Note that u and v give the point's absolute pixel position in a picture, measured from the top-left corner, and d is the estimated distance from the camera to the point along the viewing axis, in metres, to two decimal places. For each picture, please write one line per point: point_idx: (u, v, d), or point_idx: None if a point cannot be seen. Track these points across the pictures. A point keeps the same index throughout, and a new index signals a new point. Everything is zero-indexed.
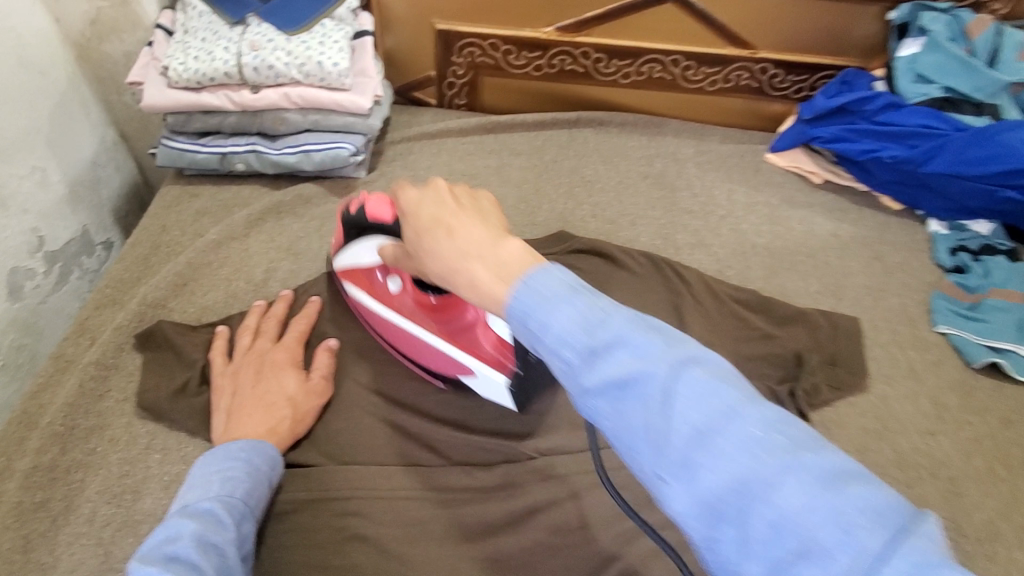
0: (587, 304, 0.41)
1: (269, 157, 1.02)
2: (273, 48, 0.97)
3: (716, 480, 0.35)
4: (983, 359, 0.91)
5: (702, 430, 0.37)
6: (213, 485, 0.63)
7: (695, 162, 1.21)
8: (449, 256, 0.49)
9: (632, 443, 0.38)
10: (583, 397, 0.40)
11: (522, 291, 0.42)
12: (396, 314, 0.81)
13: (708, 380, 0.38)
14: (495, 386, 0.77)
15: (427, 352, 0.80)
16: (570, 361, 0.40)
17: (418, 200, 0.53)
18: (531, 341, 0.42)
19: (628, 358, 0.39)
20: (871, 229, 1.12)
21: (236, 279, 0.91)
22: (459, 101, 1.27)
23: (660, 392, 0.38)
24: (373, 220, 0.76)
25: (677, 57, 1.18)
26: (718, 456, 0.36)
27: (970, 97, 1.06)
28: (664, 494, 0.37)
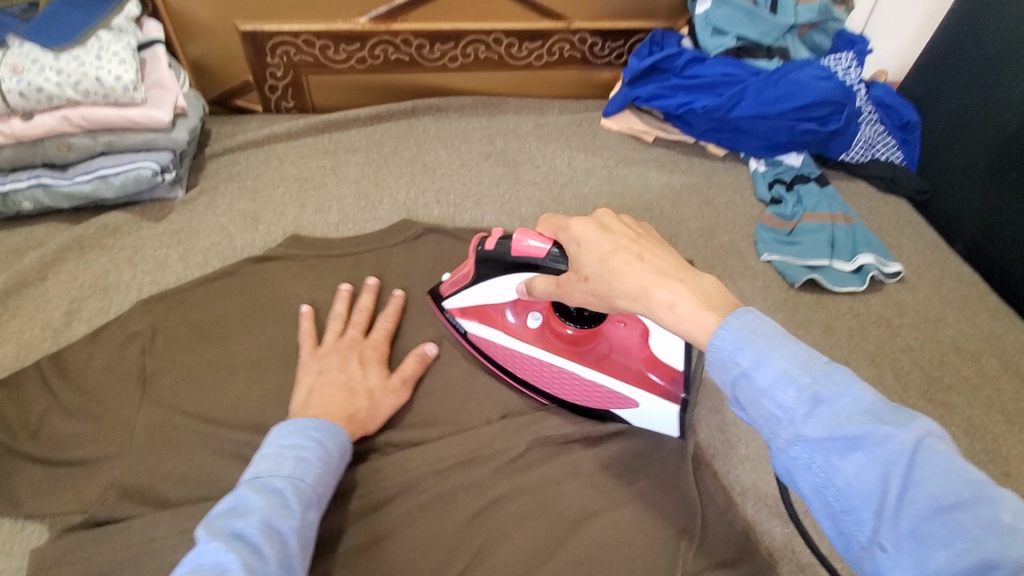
0: (810, 361, 0.47)
1: (59, 189, 0.91)
2: (39, 68, 0.87)
3: (942, 556, 0.39)
4: (802, 279, 1.00)
5: (939, 503, 0.40)
6: (286, 463, 0.58)
7: (535, 136, 1.23)
8: (644, 279, 0.57)
9: (849, 501, 0.43)
10: (797, 445, 0.45)
11: (733, 328, 0.50)
12: (529, 350, 0.80)
13: (946, 456, 0.41)
14: (662, 416, 0.74)
15: (564, 387, 0.78)
16: (784, 406, 0.46)
17: (591, 231, 0.62)
18: (733, 381, 0.49)
19: (855, 411, 0.44)
20: (700, 175, 1.20)
21: (30, 327, 0.80)
22: (287, 104, 1.22)
23: (889, 457, 0.42)
24: (523, 258, 0.70)
25: (499, 35, 1.20)
26: (943, 530, 0.39)
27: (760, 44, 1.17)
28: (880, 559, 0.42)
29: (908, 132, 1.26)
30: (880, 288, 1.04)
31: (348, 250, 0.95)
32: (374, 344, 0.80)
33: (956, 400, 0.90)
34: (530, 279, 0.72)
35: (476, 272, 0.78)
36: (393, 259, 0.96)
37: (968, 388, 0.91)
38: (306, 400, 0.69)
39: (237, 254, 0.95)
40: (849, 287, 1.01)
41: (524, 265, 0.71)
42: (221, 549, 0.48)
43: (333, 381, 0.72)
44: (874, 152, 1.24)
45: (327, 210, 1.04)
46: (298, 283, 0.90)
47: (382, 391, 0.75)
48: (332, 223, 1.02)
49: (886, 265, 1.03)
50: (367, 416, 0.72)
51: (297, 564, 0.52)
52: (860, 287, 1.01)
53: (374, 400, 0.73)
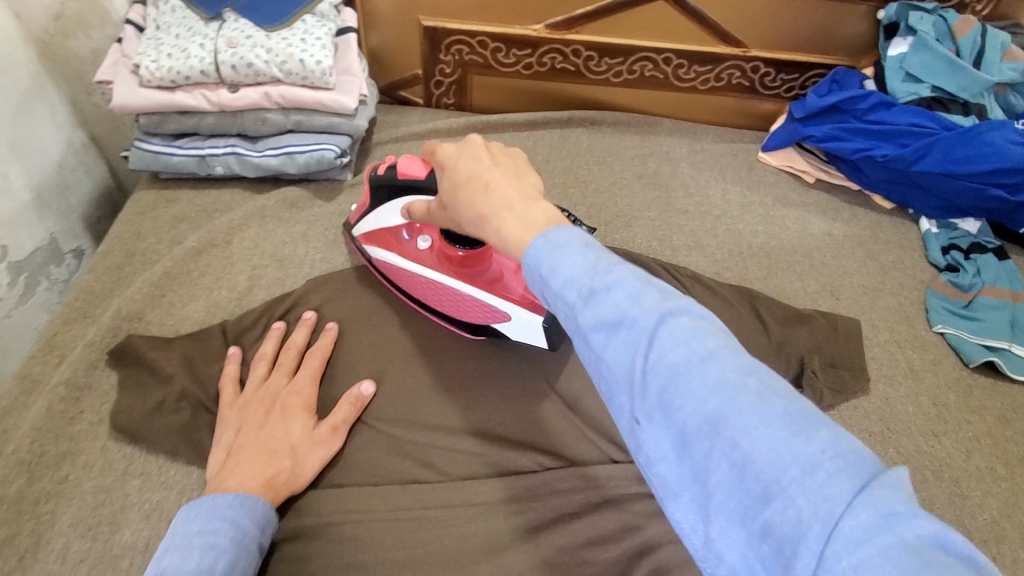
0: (594, 258, 0.43)
1: (250, 159, 0.97)
2: (252, 45, 0.92)
3: (685, 417, 0.37)
4: (980, 359, 0.91)
5: (684, 372, 0.38)
6: (192, 555, 0.54)
7: (689, 162, 1.19)
8: (485, 198, 0.55)
9: (614, 384, 0.41)
10: (580, 338, 0.42)
11: (539, 242, 0.46)
12: (425, 272, 0.81)
13: (694, 329, 0.39)
14: (529, 326, 0.75)
15: (448, 302, 0.80)
16: (571, 305, 0.43)
17: (454, 154, 0.60)
18: (541, 291, 0.46)
19: (623, 300, 0.41)
20: (865, 228, 1.12)
21: (218, 287, 0.86)
22: (447, 101, 1.24)
23: (643, 336, 0.40)
24: (403, 179, 0.73)
25: (669, 55, 1.17)
26: (687, 397, 0.37)
27: (956, 97, 1.08)
28: (641, 436, 0.39)
29: None
30: None
31: None
32: (299, 389, 0.73)
33: None
34: (416, 200, 0.73)
35: (372, 199, 0.80)
36: None
37: None
38: (224, 468, 0.64)
39: None
40: None
41: (407, 188, 0.73)
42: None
43: (258, 451, 0.66)
44: None
45: None
46: None
47: (307, 443, 0.69)
48: None
49: None
50: (292, 474, 0.66)
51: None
52: None
53: (298, 455, 0.67)
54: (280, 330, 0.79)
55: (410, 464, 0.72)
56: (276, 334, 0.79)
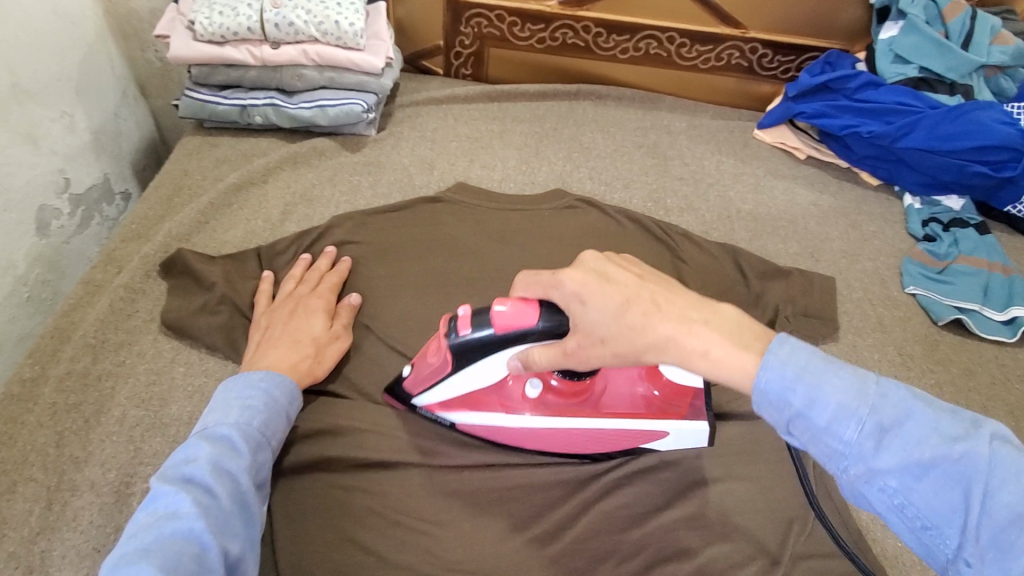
0: (862, 386, 0.48)
1: (286, 111, 1.07)
2: (293, 6, 1.03)
3: (1023, 558, 0.42)
4: (948, 318, 0.99)
5: (1020, 511, 0.44)
6: (232, 412, 0.64)
7: (688, 135, 1.28)
8: (667, 326, 0.53)
9: (923, 516, 0.46)
10: (871, 478, 0.47)
11: (774, 372, 0.49)
12: (534, 426, 0.74)
13: (1005, 457, 0.45)
14: (687, 435, 0.74)
15: (585, 442, 0.74)
16: (849, 442, 0.48)
17: (589, 282, 0.57)
18: (784, 418, 0.50)
19: (921, 432, 0.47)
20: (850, 200, 1.20)
21: (254, 218, 0.96)
22: (465, 71, 1.34)
23: (964, 471, 0.45)
24: (508, 332, 0.64)
25: (673, 34, 1.25)
26: (999, 532, 0.44)
27: (943, 77, 1.15)
28: (960, 569, 0.46)
29: None
30: None
31: (508, 209, 1.06)
32: (320, 299, 0.84)
33: None
34: (530, 350, 0.64)
35: (455, 363, 0.69)
36: (550, 221, 1.05)
37: None
38: (256, 351, 0.74)
39: (414, 193, 1.07)
40: (994, 337, 0.98)
41: (513, 339, 0.64)
42: (174, 493, 0.55)
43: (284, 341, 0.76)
44: None
45: (492, 167, 1.14)
46: (462, 228, 1.01)
47: (327, 339, 0.79)
48: (494, 180, 1.13)
49: None
50: (315, 363, 0.76)
51: (247, 497, 0.59)
52: (1007, 338, 0.98)
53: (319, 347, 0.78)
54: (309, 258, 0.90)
55: None
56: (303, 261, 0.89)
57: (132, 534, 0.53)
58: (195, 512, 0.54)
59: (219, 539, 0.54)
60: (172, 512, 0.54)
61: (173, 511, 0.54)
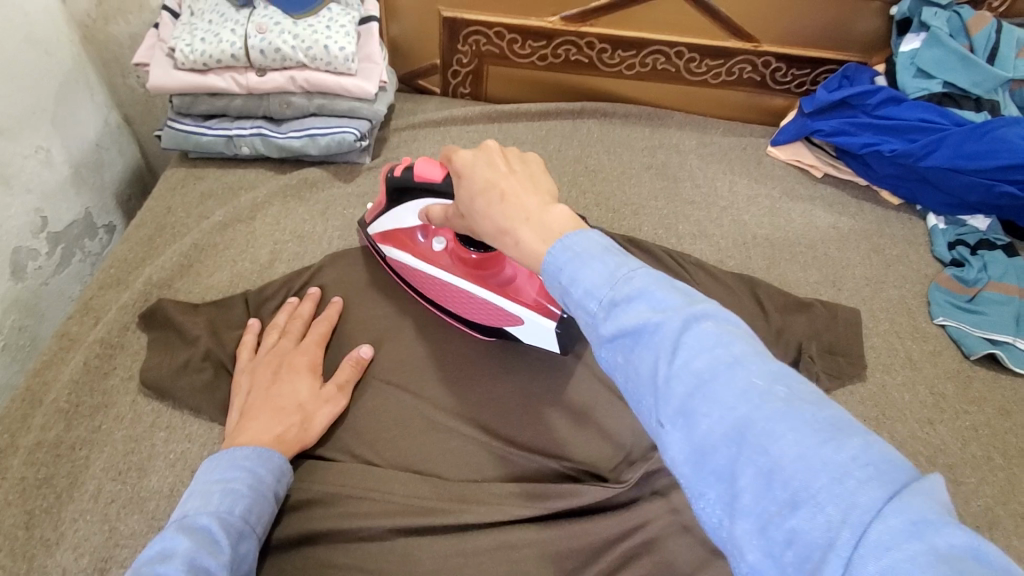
0: (614, 267, 0.47)
1: (274, 140, 1.02)
2: (280, 31, 0.97)
3: (709, 425, 0.39)
4: (982, 352, 0.93)
5: (701, 379, 0.41)
6: (213, 497, 0.59)
7: (698, 154, 1.22)
8: (502, 213, 0.59)
9: (641, 389, 0.44)
10: (603, 345, 0.46)
11: (559, 249, 0.49)
12: (437, 272, 0.83)
13: (717, 335, 0.42)
14: (542, 332, 0.77)
15: (463, 307, 0.82)
16: (592, 314, 0.46)
17: (472, 161, 0.64)
18: (561, 297, 0.49)
19: (645, 309, 0.44)
20: (871, 222, 1.14)
21: (241, 259, 0.91)
22: (463, 90, 1.28)
23: (666, 342, 0.43)
24: (420, 182, 0.73)
25: (681, 49, 1.19)
26: (711, 403, 0.40)
27: (968, 93, 1.09)
28: (663, 437, 0.42)
29: None
30: None
31: None
32: (306, 353, 0.78)
33: None
34: (433, 207, 0.74)
35: (387, 199, 0.80)
36: None
37: None
38: (237, 423, 0.69)
39: None
40: None
41: (425, 192, 0.74)
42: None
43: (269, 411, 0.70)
44: None
45: None
46: None
47: (314, 402, 0.74)
48: None
49: None
50: (301, 431, 0.71)
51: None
52: None
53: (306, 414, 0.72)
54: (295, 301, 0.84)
55: (417, 430, 0.77)
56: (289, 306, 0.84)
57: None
58: None
59: None
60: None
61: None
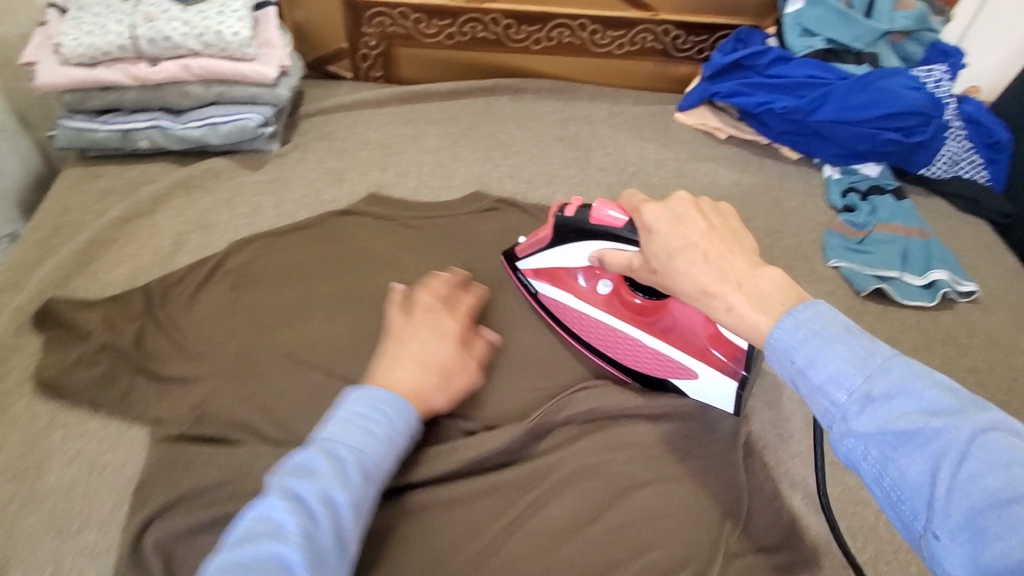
0: (865, 353, 0.46)
1: (173, 132, 1.00)
2: (168, 19, 0.95)
3: (1001, 548, 0.37)
4: (870, 287, 0.99)
5: (995, 494, 0.39)
6: (357, 433, 0.59)
7: (608, 124, 1.25)
8: (706, 277, 0.56)
9: (906, 494, 0.43)
10: (846, 439, 0.45)
11: (785, 327, 0.50)
12: (593, 315, 0.84)
13: (1008, 448, 0.40)
14: (718, 388, 0.76)
15: (621, 347, 0.83)
16: (838, 403, 0.46)
17: (663, 216, 0.61)
18: (789, 376, 0.49)
19: (911, 407, 0.43)
20: (771, 177, 1.20)
21: (142, 253, 0.90)
22: (375, 74, 1.28)
23: (949, 450, 0.41)
24: (599, 227, 0.73)
25: (584, 21, 1.22)
26: (1004, 523, 0.38)
27: (850, 48, 1.16)
28: (935, 550, 0.41)
29: (997, 151, 1.19)
30: (951, 307, 1.01)
31: (423, 216, 1.01)
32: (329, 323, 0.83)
33: None
34: (607, 250, 0.72)
35: (553, 237, 0.81)
36: (467, 226, 1.01)
37: None
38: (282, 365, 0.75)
39: (323, 207, 1.01)
40: (917, 302, 0.99)
41: (599, 234, 0.74)
42: (284, 510, 0.52)
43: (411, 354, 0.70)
44: (959, 169, 1.20)
45: (406, 174, 1.09)
46: (376, 240, 0.96)
47: (476, 353, 0.78)
48: (409, 188, 1.07)
49: (961, 285, 1.01)
50: (466, 377, 0.75)
51: (350, 536, 0.54)
52: (929, 303, 0.99)
53: (478, 360, 0.77)
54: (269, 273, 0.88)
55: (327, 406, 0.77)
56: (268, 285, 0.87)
57: (234, 542, 0.51)
58: (298, 543, 0.50)
59: None
60: (277, 532, 0.51)
61: (278, 528, 0.51)
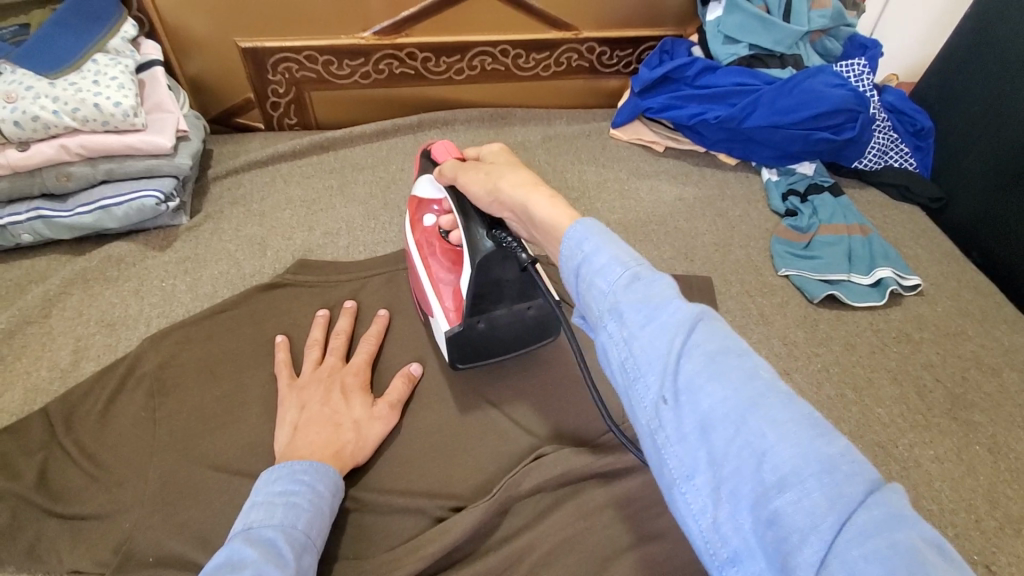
0: (637, 253, 0.46)
1: (60, 221, 0.89)
2: (34, 96, 0.83)
3: (711, 403, 0.37)
4: (821, 294, 0.99)
5: (713, 357, 0.39)
6: (277, 512, 0.57)
7: (545, 149, 1.21)
8: (515, 182, 0.61)
9: (642, 369, 0.41)
10: (612, 317, 0.43)
11: (581, 226, 0.49)
12: (410, 240, 0.87)
13: (728, 334, 0.41)
14: (437, 333, 0.80)
15: (413, 278, 0.86)
16: (608, 284, 0.44)
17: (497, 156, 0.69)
18: (574, 267, 0.47)
19: (657, 285, 0.43)
20: (712, 187, 1.19)
21: (38, 368, 0.79)
22: (289, 121, 1.19)
23: (682, 322, 0.41)
24: (434, 163, 0.81)
25: (505, 47, 1.17)
26: (717, 382, 0.38)
27: (773, 51, 1.16)
28: (663, 417, 0.39)
29: (921, 137, 1.23)
30: (899, 301, 1.02)
31: (357, 277, 0.93)
32: (356, 369, 0.79)
33: (982, 419, 0.88)
34: (449, 162, 0.74)
35: (420, 166, 0.85)
36: (408, 282, 0.94)
37: (992, 404, 0.90)
38: (291, 440, 0.67)
39: (246, 282, 0.92)
40: (866, 303, 1.00)
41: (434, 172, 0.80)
42: None
43: (317, 418, 0.70)
44: (887, 160, 1.22)
45: (336, 232, 1.01)
46: (309, 313, 0.88)
47: (368, 418, 0.74)
48: (341, 247, 0.99)
49: (905, 279, 1.02)
50: (356, 448, 0.70)
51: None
52: (877, 302, 1.00)
53: (361, 429, 0.72)
54: (285, 342, 0.81)
55: None
56: (285, 345, 0.81)
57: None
58: None
59: None
60: None
61: None
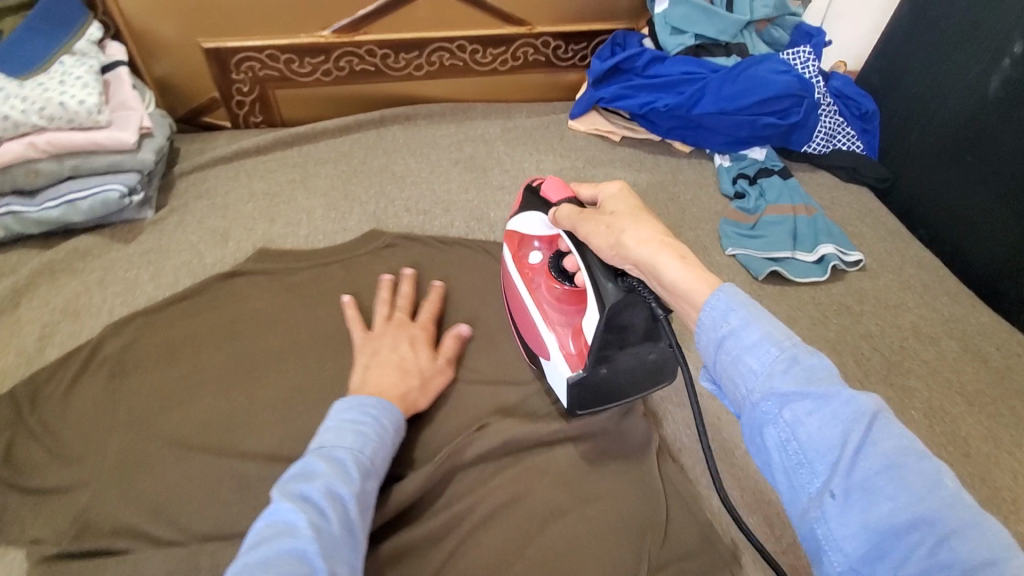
0: (794, 335, 0.49)
1: (29, 216, 0.92)
2: (3, 96, 0.87)
3: (887, 507, 0.41)
4: (766, 271, 1.03)
5: (892, 461, 0.42)
6: (347, 436, 0.63)
7: (503, 140, 1.25)
8: (643, 239, 0.62)
9: (807, 459, 0.45)
10: (769, 400, 0.47)
11: (723, 296, 0.52)
12: (518, 280, 0.88)
13: (902, 432, 0.44)
14: (560, 379, 0.77)
15: (522, 320, 0.86)
16: (761, 365, 0.48)
17: (618, 199, 0.69)
18: (719, 340, 0.51)
19: (819, 374, 0.47)
20: (666, 173, 1.23)
21: (5, 354, 0.83)
22: (255, 119, 1.23)
23: (854, 417, 0.44)
24: (542, 199, 0.82)
25: (462, 42, 1.21)
26: (895, 485, 0.41)
27: (718, 40, 1.20)
28: (824, 509, 0.43)
29: (867, 121, 1.28)
30: (842, 277, 1.06)
31: (315, 264, 0.97)
32: (421, 325, 0.86)
33: (917, 384, 0.92)
34: (563, 205, 0.75)
35: (523, 202, 0.87)
36: (365, 268, 0.97)
37: (926, 371, 0.93)
38: (366, 378, 0.73)
39: (208, 271, 0.96)
40: (810, 279, 1.04)
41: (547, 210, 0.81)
42: (293, 509, 0.53)
43: (388, 362, 0.77)
44: (835, 143, 1.26)
45: (296, 223, 1.05)
46: (268, 298, 0.91)
47: (431, 369, 0.81)
48: (301, 236, 1.03)
49: (847, 255, 1.06)
50: (418, 394, 0.77)
51: (357, 523, 0.57)
52: (820, 278, 1.04)
53: (425, 377, 0.79)
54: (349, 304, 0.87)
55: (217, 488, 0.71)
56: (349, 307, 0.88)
57: (251, 545, 0.52)
58: (311, 534, 0.52)
59: (327, 564, 0.51)
60: (289, 528, 0.52)
61: (289, 528, 0.52)
